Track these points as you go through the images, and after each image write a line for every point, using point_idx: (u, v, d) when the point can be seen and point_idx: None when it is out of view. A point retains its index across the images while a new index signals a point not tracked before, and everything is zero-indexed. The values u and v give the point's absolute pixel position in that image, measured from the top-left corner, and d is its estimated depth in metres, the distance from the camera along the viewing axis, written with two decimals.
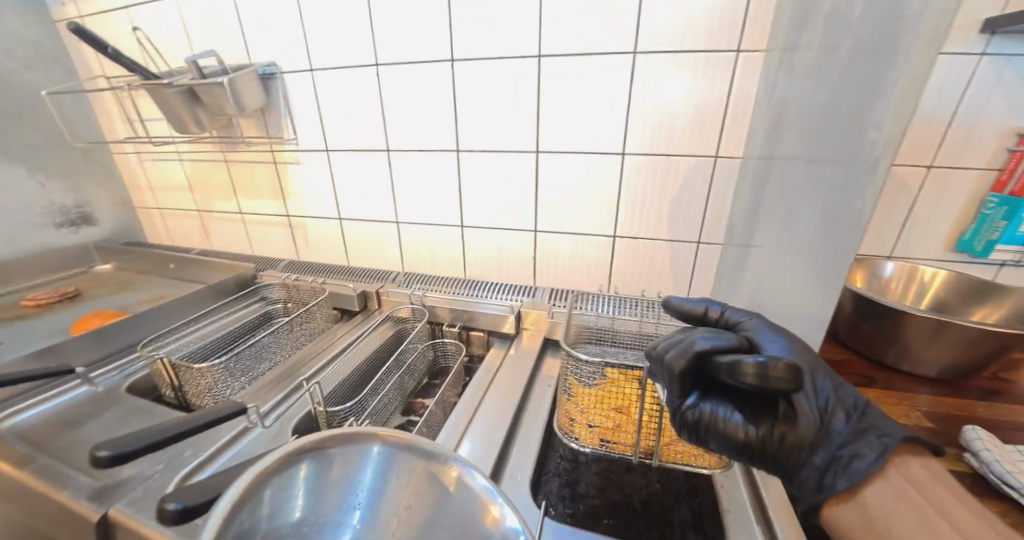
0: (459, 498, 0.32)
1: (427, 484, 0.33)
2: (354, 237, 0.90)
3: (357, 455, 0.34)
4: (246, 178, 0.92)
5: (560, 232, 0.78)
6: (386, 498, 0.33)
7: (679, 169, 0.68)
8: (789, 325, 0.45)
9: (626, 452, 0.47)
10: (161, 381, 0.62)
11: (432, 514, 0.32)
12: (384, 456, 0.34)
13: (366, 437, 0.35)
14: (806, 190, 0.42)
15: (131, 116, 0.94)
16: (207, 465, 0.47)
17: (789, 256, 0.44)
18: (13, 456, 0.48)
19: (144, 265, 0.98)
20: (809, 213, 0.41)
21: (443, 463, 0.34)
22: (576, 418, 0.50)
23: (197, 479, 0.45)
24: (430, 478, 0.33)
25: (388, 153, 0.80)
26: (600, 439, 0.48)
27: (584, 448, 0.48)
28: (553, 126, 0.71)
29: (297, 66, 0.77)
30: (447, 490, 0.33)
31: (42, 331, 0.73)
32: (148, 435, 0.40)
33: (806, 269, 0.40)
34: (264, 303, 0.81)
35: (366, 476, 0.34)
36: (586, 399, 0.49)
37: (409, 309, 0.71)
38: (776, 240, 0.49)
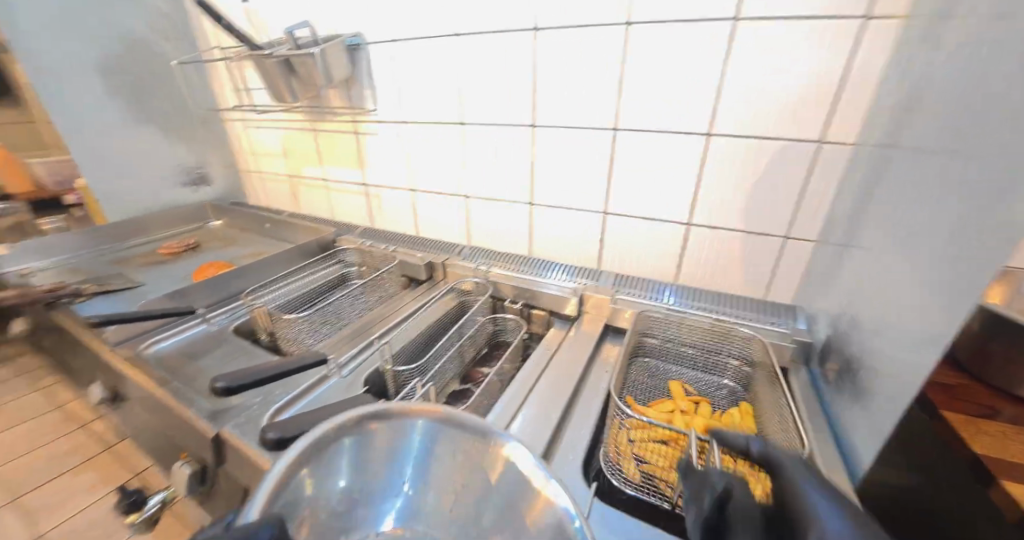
0: (506, 477, 0.34)
1: (472, 465, 0.35)
2: (424, 208, 0.93)
3: (399, 430, 0.37)
4: (331, 146, 0.99)
5: (630, 216, 0.75)
6: (436, 474, 0.36)
7: (775, 154, 0.61)
8: (891, 338, 0.39)
9: (670, 497, 0.44)
10: (259, 327, 0.71)
11: (475, 497, 0.34)
12: (425, 432, 0.37)
13: (406, 414, 0.37)
14: (942, 186, 0.35)
15: (237, 86, 1.03)
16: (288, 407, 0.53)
17: (909, 260, 0.38)
18: (154, 376, 0.58)
19: (248, 224, 1.10)
20: (941, 216, 0.35)
21: (491, 438, 0.35)
22: (624, 451, 0.47)
23: (282, 416, 0.51)
24: (477, 458, 0.35)
25: (462, 126, 0.80)
26: (646, 476, 0.46)
27: (627, 485, 0.45)
28: (634, 103, 0.67)
29: (382, 37, 0.80)
30: (495, 467, 0.35)
31: (173, 275, 0.87)
32: (247, 374, 0.47)
33: (926, 281, 0.35)
34: (341, 265, 0.87)
35: (408, 452, 0.37)
36: (639, 430, 0.46)
37: (473, 283, 0.74)
38: (890, 240, 0.42)
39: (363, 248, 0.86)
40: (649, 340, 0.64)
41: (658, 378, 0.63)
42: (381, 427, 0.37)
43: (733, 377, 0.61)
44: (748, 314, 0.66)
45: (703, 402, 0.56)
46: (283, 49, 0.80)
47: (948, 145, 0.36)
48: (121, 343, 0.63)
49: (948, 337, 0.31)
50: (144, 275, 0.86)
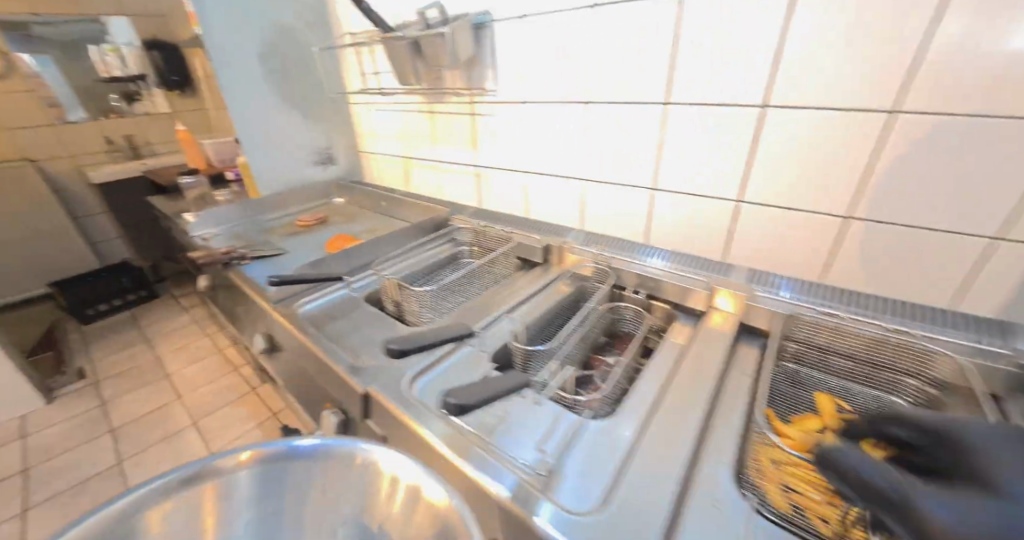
0: (353, 478, 0.31)
1: (341, 496, 0.30)
2: (536, 190, 0.92)
3: (230, 485, 0.30)
4: (446, 127, 1.02)
5: (774, 206, 0.66)
6: (294, 517, 0.30)
7: (992, 133, 0.49)
8: None
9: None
10: (386, 296, 0.75)
11: (383, 516, 0.30)
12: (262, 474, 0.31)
13: (229, 460, 0.31)
14: None
15: (362, 70, 1.10)
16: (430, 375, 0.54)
17: None
18: (306, 332, 0.65)
19: (367, 202, 1.19)
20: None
21: (343, 455, 0.32)
22: (769, 475, 0.39)
23: (420, 385, 0.52)
24: (338, 486, 0.31)
25: (585, 105, 0.78)
26: (796, 508, 0.37)
27: (769, 512, 0.38)
28: (795, 75, 0.58)
29: (508, 14, 0.79)
30: (357, 482, 0.31)
31: (310, 244, 0.97)
32: None
33: None
34: (454, 244, 0.90)
35: (250, 498, 0.30)
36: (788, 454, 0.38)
37: (592, 269, 0.73)
38: None
39: (478, 228, 0.88)
40: (795, 345, 0.56)
41: (802, 389, 0.53)
42: (206, 485, 0.30)
43: (910, 398, 0.49)
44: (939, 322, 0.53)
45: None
46: (413, 31, 0.83)
47: None
48: (282, 300, 0.72)
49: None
50: (288, 244, 0.98)
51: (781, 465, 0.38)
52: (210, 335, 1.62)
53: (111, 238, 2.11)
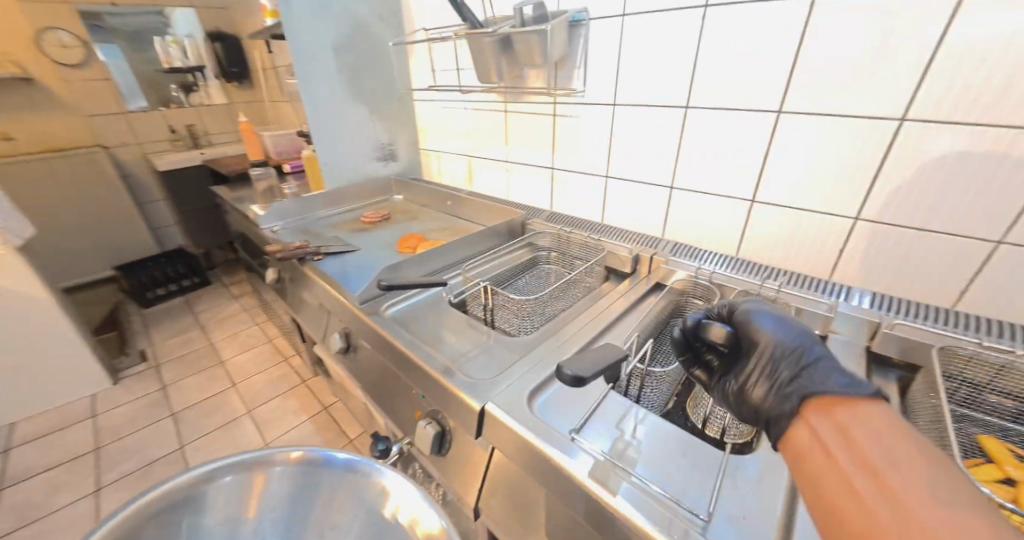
0: (367, 496, 0.40)
1: (330, 497, 0.41)
2: (616, 196, 0.89)
3: (276, 475, 0.42)
4: (521, 128, 0.99)
5: (907, 226, 0.61)
6: (315, 516, 0.41)
7: None
8: None
9: None
10: (474, 301, 0.72)
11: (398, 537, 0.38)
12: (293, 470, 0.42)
13: (284, 456, 0.42)
14: None
15: (434, 66, 1.08)
16: (553, 397, 0.51)
17: None
18: (397, 336, 0.63)
19: (428, 200, 1.18)
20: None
21: (362, 471, 0.42)
22: None
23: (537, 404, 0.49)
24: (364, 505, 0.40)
25: (686, 110, 0.73)
26: None
27: None
28: (951, 84, 0.53)
29: (607, 12, 0.76)
30: (371, 503, 0.40)
31: (380, 242, 0.95)
32: (593, 362, 0.44)
33: None
34: (532, 249, 0.87)
35: (296, 494, 0.41)
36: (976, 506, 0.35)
37: (688, 281, 0.68)
38: None
39: (559, 234, 0.84)
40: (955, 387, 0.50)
41: (965, 431, 0.48)
42: (259, 472, 0.42)
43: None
44: None
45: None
46: (507, 26, 0.80)
47: None
48: (366, 301, 0.70)
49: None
50: (357, 240, 0.96)
51: None
52: (259, 325, 1.64)
53: (165, 225, 2.16)
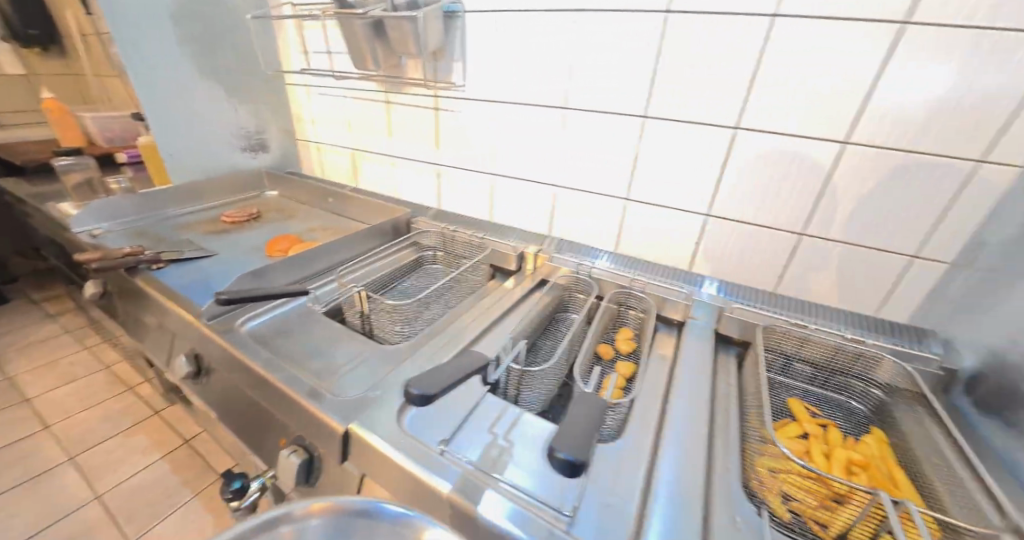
0: None
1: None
2: (503, 194, 0.89)
3: (300, 535, 0.28)
4: (406, 121, 0.94)
5: (742, 222, 0.70)
6: None
7: (921, 168, 0.57)
8: None
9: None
10: (350, 307, 0.66)
11: None
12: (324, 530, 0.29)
13: (304, 508, 0.29)
14: None
15: (306, 48, 0.97)
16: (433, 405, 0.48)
17: None
18: (259, 357, 0.55)
19: (307, 196, 1.06)
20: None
21: (411, 525, 0.29)
22: (768, 483, 0.41)
23: (406, 419, 0.46)
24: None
25: (561, 111, 0.76)
26: (795, 517, 0.39)
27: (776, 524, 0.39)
28: (766, 102, 0.62)
29: (483, 8, 0.75)
30: None
31: (242, 245, 0.83)
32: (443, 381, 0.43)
33: None
34: (417, 249, 0.85)
35: None
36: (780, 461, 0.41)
37: (570, 277, 0.70)
38: None
39: (448, 233, 0.82)
40: (774, 357, 0.59)
41: (777, 395, 0.56)
42: (279, 533, 0.28)
43: (866, 402, 0.55)
44: (876, 334, 0.61)
45: (832, 425, 0.50)
46: (377, 10, 0.75)
47: None
48: (216, 316, 0.60)
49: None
50: (214, 244, 0.83)
51: (778, 476, 0.40)
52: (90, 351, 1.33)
53: None
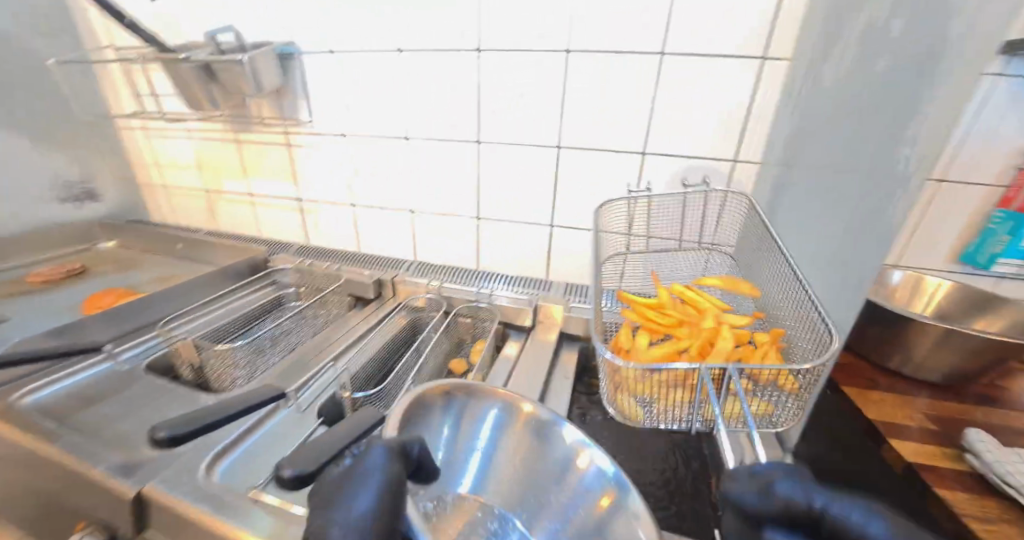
0: (557, 449, 0.40)
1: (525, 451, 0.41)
2: (367, 224, 0.90)
3: (485, 408, 0.43)
4: (257, 159, 0.91)
5: (576, 229, 0.78)
6: (506, 464, 0.41)
7: (695, 171, 0.70)
8: None
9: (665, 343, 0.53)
10: (180, 362, 0.62)
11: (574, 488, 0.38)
12: (502, 414, 0.43)
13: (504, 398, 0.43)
14: (847, 195, 0.45)
15: (139, 91, 0.91)
16: (253, 448, 0.45)
17: (829, 255, 0.47)
18: (37, 430, 0.45)
19: (149, 244, 0.95)
20: (846, 212, 0.45)
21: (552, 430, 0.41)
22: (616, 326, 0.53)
23: (217, 475, 0.41)
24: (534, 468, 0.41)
25: (406, 141, 0.80)
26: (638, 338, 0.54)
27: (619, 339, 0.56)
28: (575, 125, 0.71)
29: (318, 49, 0.77)
30: (555, 454, 0.40)
31: (51, 309, 0.72)
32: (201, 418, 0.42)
33: (847, 270, 0.43)
34: (276, 287, 0.81)
35: (488, 428, 0.43)
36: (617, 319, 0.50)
37: (426, 299, 0.72)
38: (810, 241, 0.52)
39: (302, 269, 0.80)
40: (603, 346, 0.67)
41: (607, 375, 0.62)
42: (473, 401, 0.43)
43: None
44: None
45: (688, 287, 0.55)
46: (201, 54, 0.73)
47: (849, 159, 0.46)
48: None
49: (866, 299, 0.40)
50: (14, 310, 0.70)
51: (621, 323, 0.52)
52: None
53: None
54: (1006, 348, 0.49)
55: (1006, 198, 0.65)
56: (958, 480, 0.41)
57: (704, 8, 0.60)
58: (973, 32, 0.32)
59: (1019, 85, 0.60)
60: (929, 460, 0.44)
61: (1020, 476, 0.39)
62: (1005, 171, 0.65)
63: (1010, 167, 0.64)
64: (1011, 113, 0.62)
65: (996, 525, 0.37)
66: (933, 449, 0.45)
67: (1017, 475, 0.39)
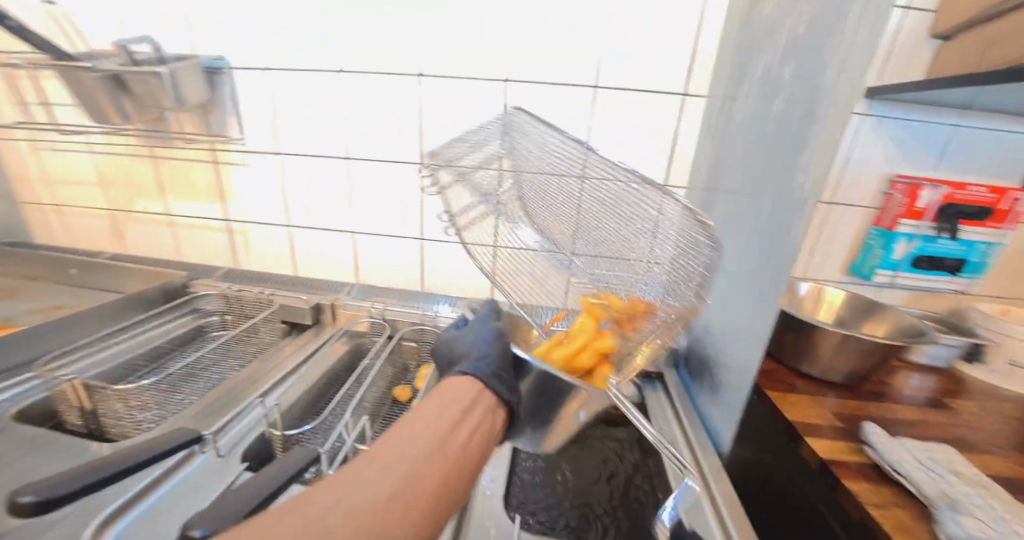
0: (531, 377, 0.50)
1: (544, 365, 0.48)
2: (304, 245, 0.85)
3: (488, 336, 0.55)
4: (177, 176, 0.84)
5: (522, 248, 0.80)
6: None
7: None
8: (741, 340, 0.51)
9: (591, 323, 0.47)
10: (66, 406, 0.53)
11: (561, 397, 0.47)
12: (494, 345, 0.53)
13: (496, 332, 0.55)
14: (758, 217, 0.51)
15: (28, 98, 0.80)
16: (161, 506, 0.40)
17: (746, 270, 0.52)
18: None
19: (36, 270, 0.83)
20: (756, 232, 0.51)
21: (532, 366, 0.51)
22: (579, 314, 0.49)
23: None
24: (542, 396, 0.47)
25: (347, 161, 0.77)
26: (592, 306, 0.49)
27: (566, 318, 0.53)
28: None
29: (250, 64, 0.73)
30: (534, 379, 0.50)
31: None
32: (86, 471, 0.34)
33: (762, 283, 0.48)
34: (196, 315, 0.73)
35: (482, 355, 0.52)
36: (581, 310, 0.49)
37: (368, 323, 0.70)
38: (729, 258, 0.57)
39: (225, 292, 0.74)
40: None
41: None
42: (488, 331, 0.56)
43: None
44: None
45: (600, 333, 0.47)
46: (111, 62, 0.66)
47: (756, 185, 0.52)
48: None
49: (778, 308, 0.45)
50: None
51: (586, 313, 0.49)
52: None
53: None
54: (889, 348, 0.57)
55: (879, 218, 0.76)
56: (862, 471, 0.47)
57: (631, 48, 0.66)
58: (841, 83, 0.38)
59: (882, 126, 0.72)
60: (837, 454, 0.49)
61: (905, 464, 0.45)
62: (877, 195, 0.76)
63: (881, 193, 0.76)
64: (879, 149, 0.74)
65: (891, 510, 0.42)
66: (839, 444, 0.51)
67: (903, 462, 0.45)
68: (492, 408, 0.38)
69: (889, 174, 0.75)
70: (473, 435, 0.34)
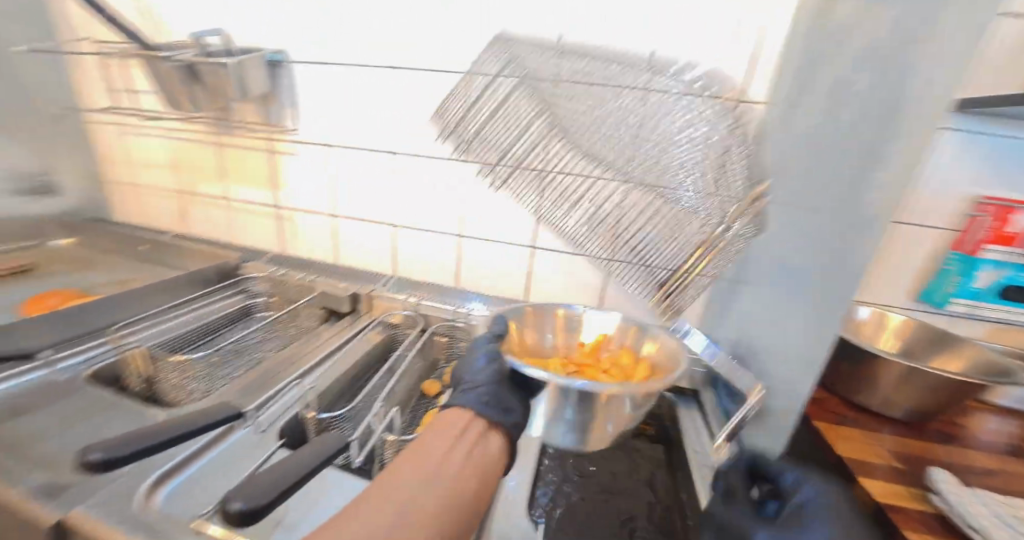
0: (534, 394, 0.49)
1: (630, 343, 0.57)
2: (347, 235, 0.88)
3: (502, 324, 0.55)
4: (237, 163, 0.89)
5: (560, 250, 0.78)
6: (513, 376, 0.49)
7: None
8: None
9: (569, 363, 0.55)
10: (131, 372, 0.58)
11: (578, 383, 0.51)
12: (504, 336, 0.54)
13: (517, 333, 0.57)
14: None
15: (116, 86, 0.88)
16: (197, 478, 0.41)
17: None
18: None
19: (112, 243, 0.90)
20: None
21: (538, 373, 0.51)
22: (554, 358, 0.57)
23: (155, 501, 0.38)
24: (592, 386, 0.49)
25: (393, 155, 0.79)
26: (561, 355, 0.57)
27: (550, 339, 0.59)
28: None
29: (309, 59, 0.77)
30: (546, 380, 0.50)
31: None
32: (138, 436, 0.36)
33: None
34: (245, 296, 0.77)
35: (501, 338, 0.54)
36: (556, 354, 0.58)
37: (402, 316, 0.71)
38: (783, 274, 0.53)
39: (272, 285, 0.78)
40: None
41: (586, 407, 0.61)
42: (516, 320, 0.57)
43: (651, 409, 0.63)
44: None
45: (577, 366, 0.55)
46: (187, 54, 0.72)
47: (821, 198, 0.48)
48: None
49: None
50: None
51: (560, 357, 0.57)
52: None
53: None
54: (965, 386, 0.51)
55: (958, 242, 0.69)
56: (924, 521, 0.42)
57: (687, 49, 0.63)
58: None
59: (970, 140, 0.65)
60: (896, 500, 0.44)
61: (982, 519, 0.40)
62: (958, 217, 0.69)
63: (963, 214, 0.69)
64: (964, 166, 0.67)
65: None
66: (900, 489, 0.46)
67: (979, 517, 0.40)
68: (486, 430, 0.39)
69: (974, 193, 0.67)
70: (469, 454, 0.35)
